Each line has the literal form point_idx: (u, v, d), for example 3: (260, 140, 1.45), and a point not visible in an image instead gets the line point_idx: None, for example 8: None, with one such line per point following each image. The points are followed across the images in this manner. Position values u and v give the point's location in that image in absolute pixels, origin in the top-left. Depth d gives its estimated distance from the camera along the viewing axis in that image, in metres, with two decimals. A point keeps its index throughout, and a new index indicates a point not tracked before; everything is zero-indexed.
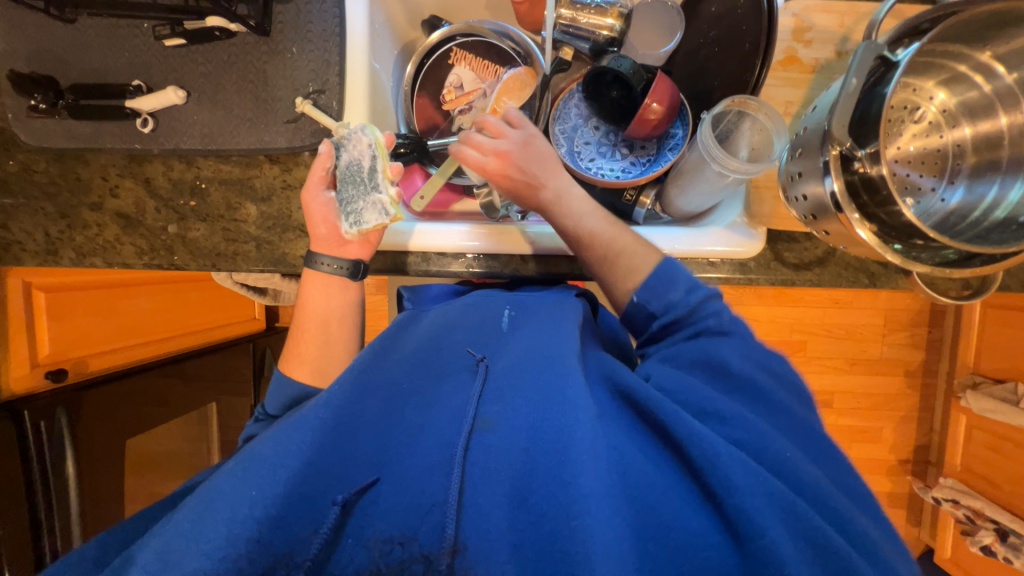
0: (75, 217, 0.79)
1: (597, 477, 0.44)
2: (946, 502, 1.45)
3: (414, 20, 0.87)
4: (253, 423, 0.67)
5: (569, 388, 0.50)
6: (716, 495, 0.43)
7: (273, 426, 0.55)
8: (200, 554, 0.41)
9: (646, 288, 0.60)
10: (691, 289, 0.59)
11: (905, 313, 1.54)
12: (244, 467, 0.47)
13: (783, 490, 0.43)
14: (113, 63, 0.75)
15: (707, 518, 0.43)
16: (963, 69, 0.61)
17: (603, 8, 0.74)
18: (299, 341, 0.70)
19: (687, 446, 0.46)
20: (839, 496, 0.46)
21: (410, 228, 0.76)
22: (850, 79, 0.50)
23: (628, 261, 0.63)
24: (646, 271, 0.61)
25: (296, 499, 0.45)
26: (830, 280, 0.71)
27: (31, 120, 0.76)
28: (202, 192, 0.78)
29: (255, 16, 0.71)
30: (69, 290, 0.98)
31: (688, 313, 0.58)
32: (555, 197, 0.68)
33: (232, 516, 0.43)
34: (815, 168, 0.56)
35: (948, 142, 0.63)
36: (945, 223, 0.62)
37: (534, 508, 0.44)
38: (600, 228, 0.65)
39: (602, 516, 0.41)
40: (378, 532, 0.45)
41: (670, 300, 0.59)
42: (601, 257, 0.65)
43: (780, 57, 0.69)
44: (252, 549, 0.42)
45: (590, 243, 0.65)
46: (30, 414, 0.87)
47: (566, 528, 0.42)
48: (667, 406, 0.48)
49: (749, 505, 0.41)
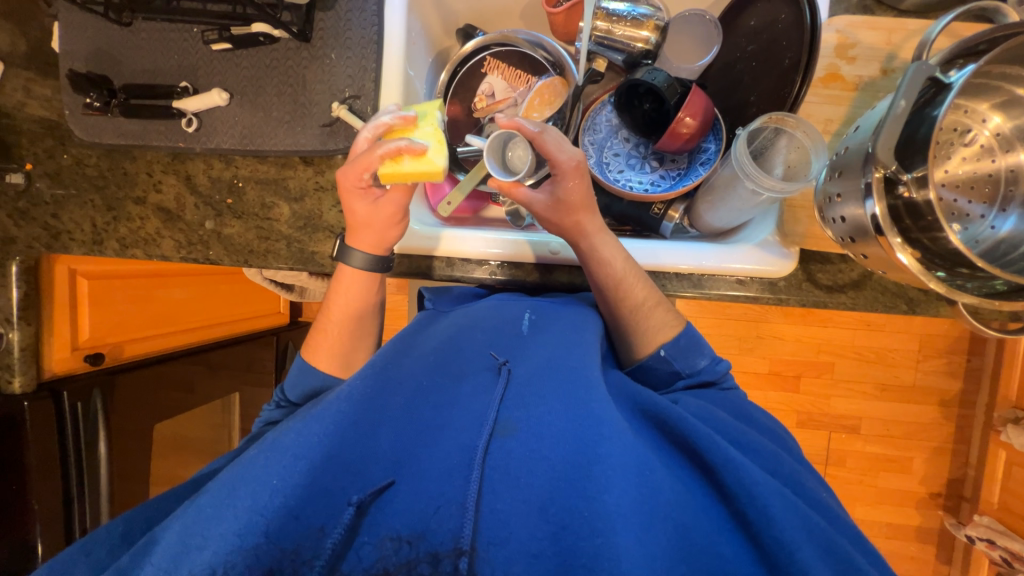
0: (120, 210, 0.83)
1: (622, 495, 0.43)
2: (981, 541, 1.35)
3: (449, 28, 0.88)
4: (273, 409, 0.68)
5: (594, 401, 0.50)
6: (753, 526, 0.43)
7: (296, 416, 0.56)
8: (220, 534, 0.42)
9: (675, 345, 0.62)
10: (715, 359, 0.64)
11: (942, 339, 1.47)
12: (267, 456, 0.47)
13: (820, 524, 0.44)
14: (163, 64, 0.79)
15: (741, 547, 0.43)
16: (1021, 93, 0.58)
17: (639, 21, 0.74)
18: (324, 331, 0.70)
19: (719, 470, 0.46)
20: (859, 541, 0.48)
21: (438, 233, 0.76)
22: (898, 101, 0.49)
23: (662, 316, 0.64)
24: (675, 330, 0.63)
25: (315, 492, 0.46)
26: (864, 304, 0.68)
27: (85, 117, 0.81)
28: (238, 191, 0.81)
29: (298, 23, 0.74)
30: (111, 277, 1.03)
31: (716, 379, 0.63)
32: (594, 233, 0.64)
33: (252, 503, 0.43)
34: (856, 190, 0.54)
35: (1001, 167, 0.60)
36: (994, 252, 0.59)
37: (555, 520, 0.44)
38: (636, 275, 0.64)
39: (632, 535, 0.41)
40: (387, 529, 0.45)
41: (698, 365, 0.62)
42: (634, 306, 0.64)
43: (822, 74, 0.67)
44: (266, 540, 0.42)
45: (628, 290, 0.63)
46: (69, 395, 0.91)
47: (592, 546, 0.41)
48: (699, 430, 0.49)
49: (790, 540, 0.41)
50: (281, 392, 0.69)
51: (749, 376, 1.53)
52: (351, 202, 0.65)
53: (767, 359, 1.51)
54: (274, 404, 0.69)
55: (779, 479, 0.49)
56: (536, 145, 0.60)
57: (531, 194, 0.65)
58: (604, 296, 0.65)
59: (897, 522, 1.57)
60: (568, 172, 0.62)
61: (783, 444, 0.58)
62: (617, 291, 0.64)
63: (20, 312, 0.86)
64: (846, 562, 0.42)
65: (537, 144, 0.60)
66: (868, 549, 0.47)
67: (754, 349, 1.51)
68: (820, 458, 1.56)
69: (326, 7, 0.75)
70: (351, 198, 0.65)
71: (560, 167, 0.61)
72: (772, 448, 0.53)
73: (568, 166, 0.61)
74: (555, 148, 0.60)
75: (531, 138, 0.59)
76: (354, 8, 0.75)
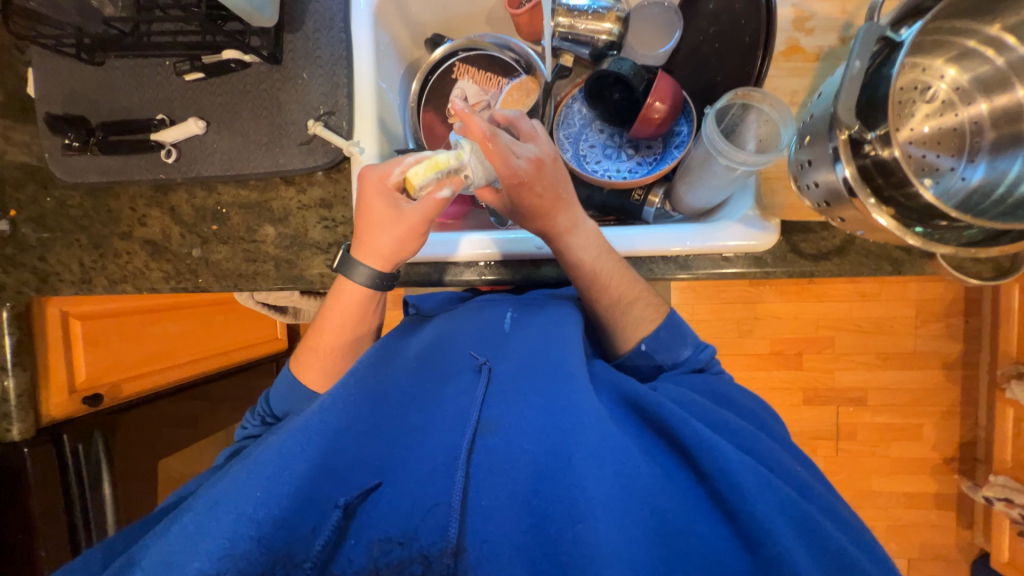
0: (107, 246, 0.84)
1: (602, 483, 0.44)
2: (998, 501, 1.36)
3: (418, 39, 0.90)
4: (260, 425, 0.68)
5: (575, 392, 0.51)
6: (728, 503, 0.44)
7: (275, 432, 0.54)
8: (200, 555, 0.40)
9: (655, 339, 0.63)
10: (698, 347, 0.64)
11: (938, 303, 1.48)
12: (249, 468, 0.47)
13: (790, 494, 0.44)
14: (138, 99, 0.80)
15: (718, 525, 0.43)
16: (972, 44, 0.59)
17: (600, 14, 0.76)
18: (316, 343, 0.67)
19: (695, 451, 0.46)
20: (841, 512, 0.48)
21: (440, 239, 0.75)
22: (853, 62, 0.50)
23: (640, 311, 0.64)
24: (657, 322, 0.63)
25: (302, 500, 0.45)
26: (850, 269, 0.69)
27: (66, 158, 0.81)
28: (223, 217, 0.81)
29: (269, 47, 0.75)
30: (107, 318, 1.02)
31: (704, 365, 0.63)
32: (568, 230, 0.64)
33: (235, 516, 0.43)
34: (825, 154, 0.55)
35: (965, 119, 0.61)
36: (967, 203, 0.61)
37: (539, 510, 0.45)
38: (615, 272, 0.64)
39: (611, 520, 0.41)
40: (377, 531, 0.46)
41: (682, 356, 0.63)
42: (610, 303, 0.64)
43: (783, 48, 0.68)
44: (253, 548, 0.42)
45: (603, 287, 0.64)
46: (68, 436, 0.93)
47: (572, 532, 0.42)
48: (673, 412, 0.49)
49: (764, 515, 0.42)
50: (267, 405, 0.69)
51: (751, 358, 1.53)
52: (372, 196, 0.60)
53: (767, 339, 1.52)
54: (260, 419, 0.69)
55: (754, 457, 0.49)
56: (484, 150, 0.58)
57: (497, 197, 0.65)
58: (583, 294, 0.66)
59: (915, 492, 1.56)
60: (517, 185, 0.60)
61: (765, 428, 0.57)
62: (593, 290, 0.64)
63: (13, 358, 0.84)
64: (822, 529, 0.42)
65: (486, 149, 0.58)
66: (851, 525, 0.47)
67: (753, 330, 1.51)
68: (830, 434, 1.56)
69: (294, 29, 0.77)
70: (374, 191, 0.59)
71: (506, 180, 0.60)
72: (750, 428, 0.52)
73: (515, 181, 0.60)
74: (502, 159, 0.58)
75: (479, 142, 0.58)
76: (322, 28, 0.77)
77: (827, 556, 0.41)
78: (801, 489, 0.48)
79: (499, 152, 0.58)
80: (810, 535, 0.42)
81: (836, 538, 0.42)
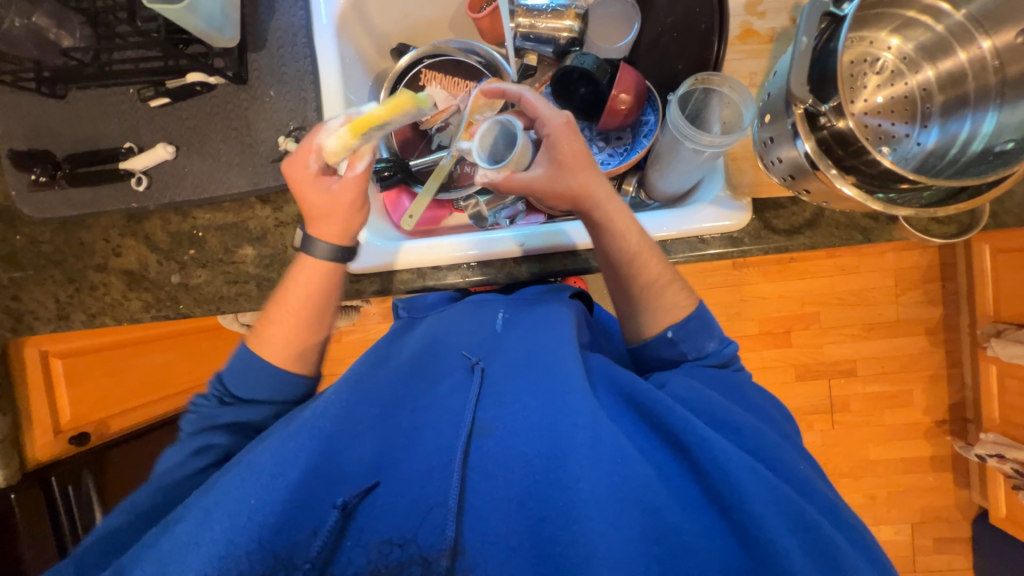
0: (82, 280, 0.82)
1: (597, 482, 0.45)
2: (991, 458, 1.40)
3: (383, 49, 0.91)
4: (217, 407, 0.61)
5: (569, 394, 0.51)
6: (724, 499, 0.44)
7: (266, 435, 0.54)
8: (201, 557, 0.41)
9: (682, 327, 0.61)
10: (724, 341, 0.63)
11: (916, 271, 1.51)
12: (239, 475, 0.46)
13: (786, 490, 0.44)
14: (104, 129, 0.79)
15: (711, 520, 0.44)
16: (912, 14, 0.62)
17: (559, 12, 0.79)
18: (278, 315, 0.62)
19: (693, 449, 0.47)
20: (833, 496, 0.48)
21: (394, 246, 0.76)
22: (800, 39, 0.52)
23: (675, 293, 0.63)
24: (688, 310, 0.62)
25: (297, 504, 0.45)
26: (822, 241, 0.70)
27: (32, 193, 0.79)
28: (200, 240, 0.81)
29: (233, 67, 0.76)
30: (86, 354, 1.00)
31: (725, 359, 0.62)
32: (605, 203, 0.63)
33: (229, 524, 0.43)
34: (785, 132, 0.57)
35: (914, 87, 0.65)
36: (924, 165, 0.63)
37: (534, 512, 0.46)
38: (650, 252, 0.64)
39: (604, 519, 0.42)
40: (377, 533, 0.45)
41: (707, 349, 0.61)
42: (645, 284, 0.63)
43: (738, 32, 0.72)
44: (254, 552, 0.42)
45: (640, 266, 0.63)
46: (57, 479, 0.94)
47: (568, 533, 0.43)
48: (674, 411, 0.50)
49: (758, 511, 0.42)
50: (222, 384, 0.62)
51: (741, 339, 1.55)
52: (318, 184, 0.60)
53: (755, 320, 1.54)
54: (217, 399, 0.61)
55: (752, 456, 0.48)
56: (523, 100, 0.66)
57: (528, 176, 0.64)
58: (617, 269, 0.64)
59: (912, 456, 1.59)
60: (558, 125, 0.63)
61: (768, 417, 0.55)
62: (630, 267, 0.63)
63: None
64: (817, 530, 0.42)
65: (526, 99, 0.65)
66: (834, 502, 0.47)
67: (742, 313, 1.54)
68: (824, 407, 1.58)
69: (257, 48, 0.77)
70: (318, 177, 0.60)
71: (550, 121, 0.63)
72: (758, 426, 0.52)
73: (557, 122, 0.63)
74: (541, 107, 0.65)
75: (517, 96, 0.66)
76: (285, 44, 0.77)
77: (816, 556, 0.41)
78: (800, 486, 0.47)
79: (529, 107, 0.65)
80: (793, 526, 0.42)
81: (831, 538, 0.42)
